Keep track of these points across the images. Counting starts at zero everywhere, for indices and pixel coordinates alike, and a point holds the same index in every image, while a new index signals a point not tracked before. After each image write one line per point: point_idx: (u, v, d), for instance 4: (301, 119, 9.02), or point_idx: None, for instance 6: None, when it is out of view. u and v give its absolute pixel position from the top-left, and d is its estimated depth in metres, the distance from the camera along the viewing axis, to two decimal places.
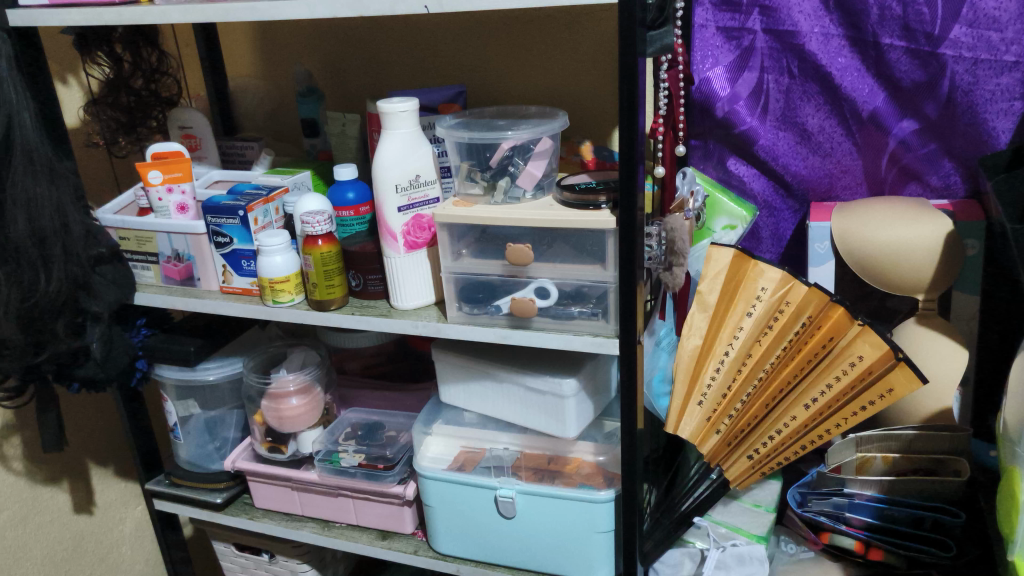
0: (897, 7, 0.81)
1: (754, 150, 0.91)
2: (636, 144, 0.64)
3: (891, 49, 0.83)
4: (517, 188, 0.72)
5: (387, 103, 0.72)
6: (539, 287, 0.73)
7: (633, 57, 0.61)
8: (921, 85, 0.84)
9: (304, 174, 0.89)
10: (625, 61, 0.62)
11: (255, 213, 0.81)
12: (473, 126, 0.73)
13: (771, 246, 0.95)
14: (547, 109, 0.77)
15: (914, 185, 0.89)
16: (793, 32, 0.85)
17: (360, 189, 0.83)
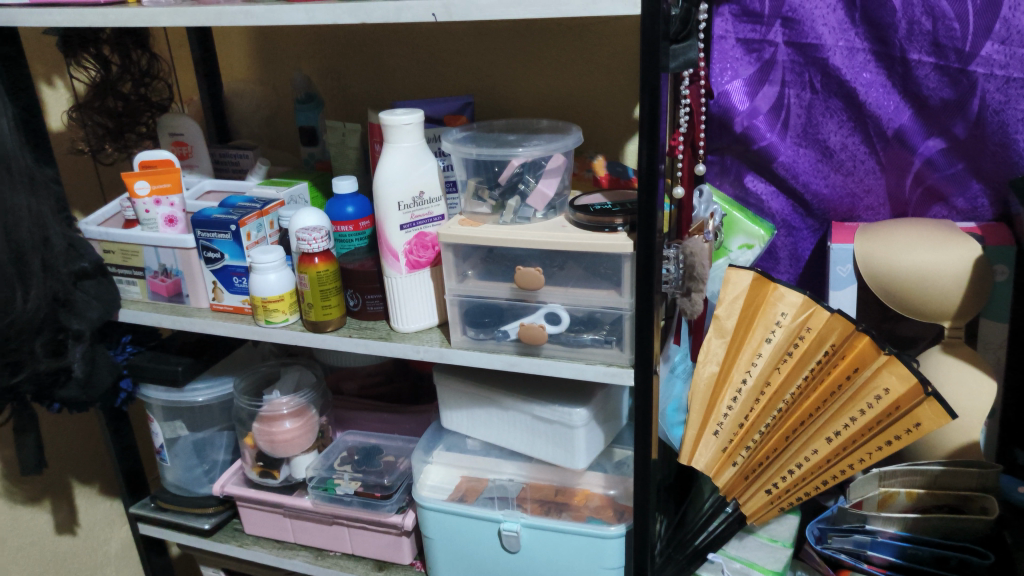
0: (927, 22, 0.77)
1: (773, 167, 0.87)
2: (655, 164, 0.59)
3: (919, 65, 0.79)
4: (527, 207, 0.68)
5: (390, 115, 0.67)
6: (549, 312, 0.68)
7: (656, 74, 0.57)
8: (950, 103, 0.80)
9: (302, 185, 0.84)
10: (645, 76, 0.58)
11: (248, 228, 0.77)
12: (482, 142, 0.69)
13: (789, 267, 0.92)
14: (559, 123, 0.73)
15: (940, 207, 0.85)
16: (817, 46, 0.82)
17: (360, 203, 0.79)
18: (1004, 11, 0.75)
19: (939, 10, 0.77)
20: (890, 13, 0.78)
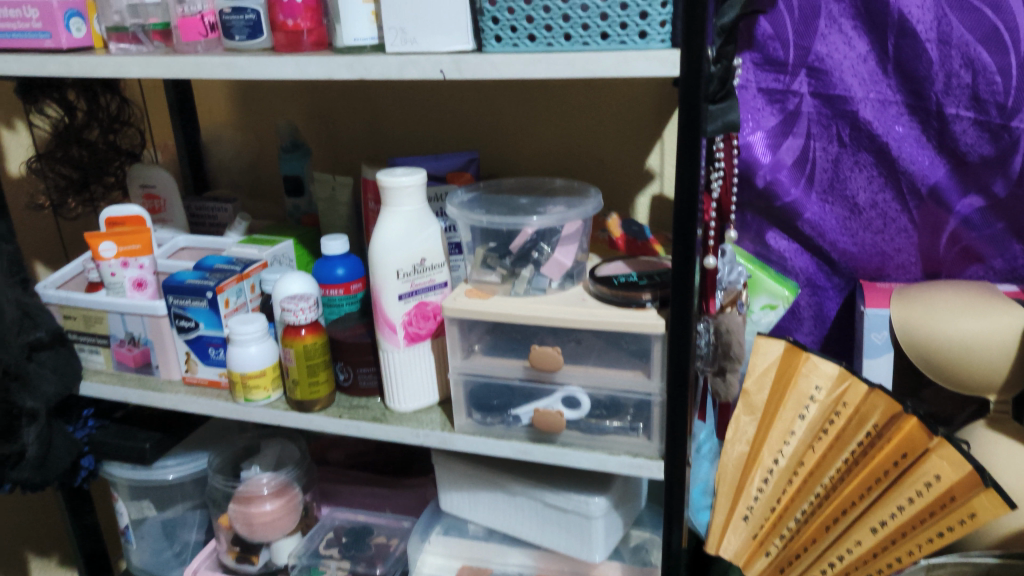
0: (966, 74, 0.72)
1: (798, 223, 0.81)
2: (694, 236, 0.52)
3: (957, 120, 0.74)
4: (542, 276, 0.60)
5: (388, 176, 0.61)
6: (567, 396, 0.61)
7: (698, 140, 0.50)
8: (990, 160, 0.74)
9: (286, 243, 0.77)
10: (682, 141, 0.50)
11: (226, 294, 0.69)
12: (489, 205, 0.62)
13: (814, 328, 0.85)
14: (575, 183, 0.66)
15: (977, 267, 0.79)
16: (845, 97, 0.76)
17: (351, 263, 0.72)
18: None
19: (979, 63, 0.71)
20: (925, 64, 0.73)
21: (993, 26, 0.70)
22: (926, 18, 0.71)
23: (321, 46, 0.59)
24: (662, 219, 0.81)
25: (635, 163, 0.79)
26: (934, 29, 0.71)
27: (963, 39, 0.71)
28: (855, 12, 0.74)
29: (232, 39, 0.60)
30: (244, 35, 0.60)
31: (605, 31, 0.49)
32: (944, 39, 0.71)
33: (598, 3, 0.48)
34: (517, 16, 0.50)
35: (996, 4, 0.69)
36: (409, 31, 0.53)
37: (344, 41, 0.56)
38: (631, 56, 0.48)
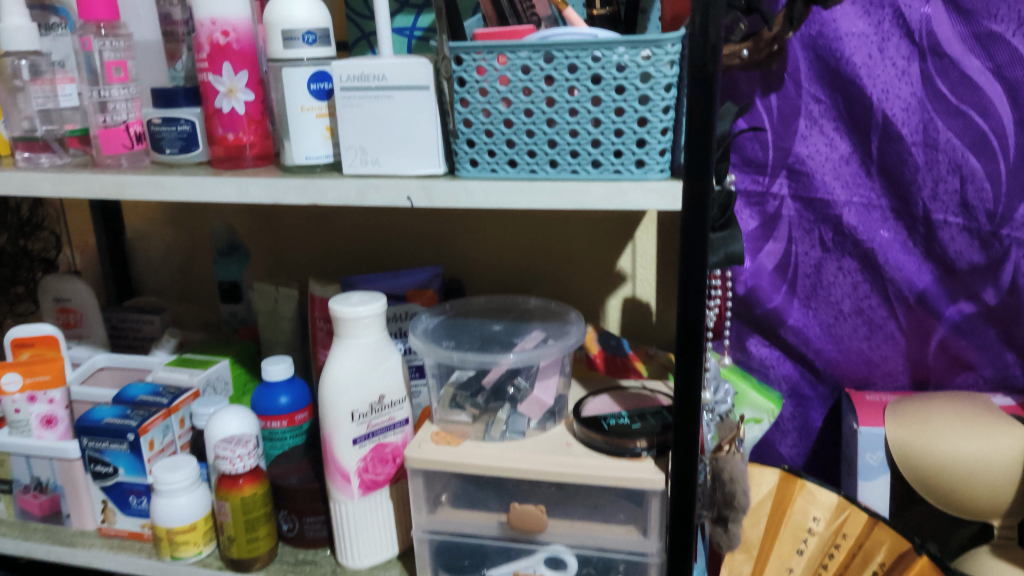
0: (953, 180, 0.69)
1: (780, 330, 0.76)
2: (696, 394, 0.46)
3: (944, 226, 0.70)
4: (520, 417, 0.53)
5: (344, 306, 0.52)
6: (550, 556, 0.53)
7: (703, 281, 0.43)
8: (979, 268, 0.71)
9: (223, 363, 0.69)
10: (682, 284, 0.44)
11: (151, 433, 0.60)
12: (455, 335, 0.54)
13: (800, 441, 0.79)
14: (550, 302, 0.59)
15: (968, 375, 0.74)
16: (828, 201, 0.72)
17: (296, 390, 0.64)
18: None
19: (967, 170, 0.68)
20: (911, 168, 0.69)
21: (981, 132, 0.67)
22: (911, 121, 0.68)
23: (265, 160, 0.53)
24: (637, 327, 0.75)
25: (605, 267, 0.74)
26: (920, 133, 0.68)
27: (951, 145, 0.68)
28: (836, 113, 0.70)
29: (162, 152, 0.53)
30: (176, 148, 0.52)
31: (597, 159, 0.44)
32: (931, 144, 0.68)
33: (590, 128, 0.43)
34: (496, 139, 0.45)
35: (983, 108, 0.67)
36: (370, 151, 0.47)
37: (293, 159, 0.49)
38: (627, 187, 0.43)
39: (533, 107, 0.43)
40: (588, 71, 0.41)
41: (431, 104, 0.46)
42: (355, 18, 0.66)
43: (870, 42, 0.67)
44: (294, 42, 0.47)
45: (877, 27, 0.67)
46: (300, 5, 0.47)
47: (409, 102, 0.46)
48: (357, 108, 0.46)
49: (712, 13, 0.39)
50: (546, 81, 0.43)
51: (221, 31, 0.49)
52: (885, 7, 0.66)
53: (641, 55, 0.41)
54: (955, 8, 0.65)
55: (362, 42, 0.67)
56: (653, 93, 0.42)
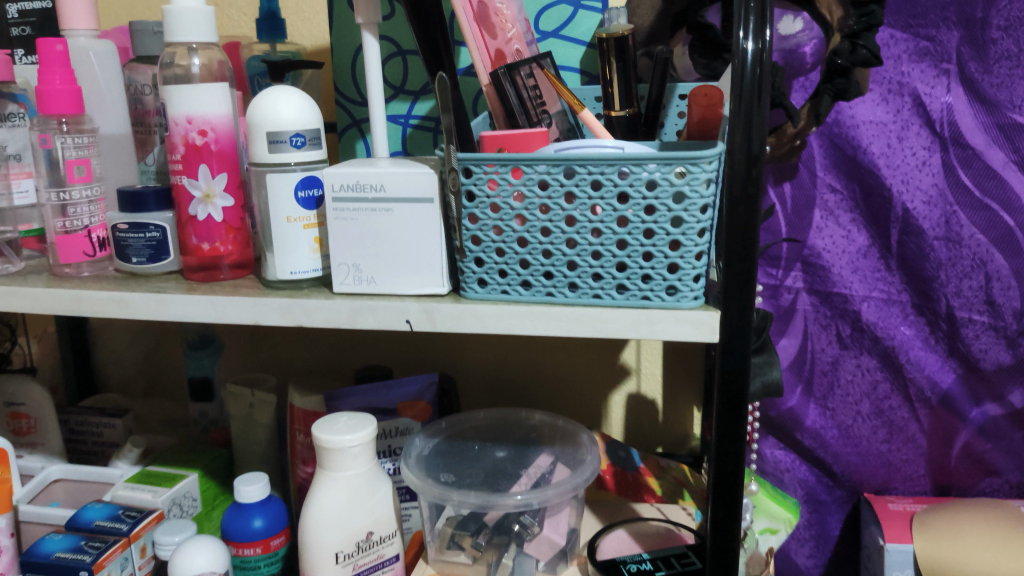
0: (978, 277, 0.64)
1: (796, 432, 0.70)
2: (733, 544, 0.39)
3: (969, 324, 0.65)
4: (527, 560, 0.47)
5: (328, 435, 0.46)
6: None
7: (745, 423, 0.38)
8: (1006, 368, 0.65)
9: (190, 478, 0.62)
10: (716, 430, 0.38)
11: (108, 569, 0.52)
12: (452, 464, 0.49)
13: (819, 550, 0.73)
14: (558, 419, 0.53)
15: (992, 480, 0.69)
16: (845, 296, 0.66)
17: (272, 512, 0.57)
18: None
19: (991, 267, 0.63)
20: (934, 264, 0.64)
21: (1008, 227, 0.62)
22: (933, 215, 0.63)
23: (244, 269, 0.47)
24: (643, 429, 0.68)
25: (611, 360, 0.66)
26: (942, 228, 0.63)
27: (975, 240, 0.63)
28: (853, 203, 0.64)
29: (128, 260, 0.48)
30: (144, 257, 0.47)
31: (623, 283, 0.39)
32: (954, 239, 0.63)
33: (614, 250, 0.38)
34: (508, 258, 0.40)
35: (1008, 202, 0.62)
36: (365, 268, 0.42)
37: (276, 274, 0.44)
38: (657, 316, 0.38)
39: (549, 225, 0.38)
40: (614, 189, 0.37)
41: (435, 217, 0.41)
42: (347, 104, 0.60)
43: (889, 132, 0.62)
44: (280, 145, 0.42)
45: (897, 116, 0.61)
46: (288, 103, 0.42)
47: (411, 216, 0.41)
48: (350, 221, 0.41)
49: (754, 126, 0.35)
50: (565, 198, 0.38)
51: (198, 130, 0.44)
52: (905, 96, 0.61)
53: (673, 172, 0.36)
54: (977, 98, 0.60)
55: (353, 129, 0.60)
56: (686, 214, 0.37)
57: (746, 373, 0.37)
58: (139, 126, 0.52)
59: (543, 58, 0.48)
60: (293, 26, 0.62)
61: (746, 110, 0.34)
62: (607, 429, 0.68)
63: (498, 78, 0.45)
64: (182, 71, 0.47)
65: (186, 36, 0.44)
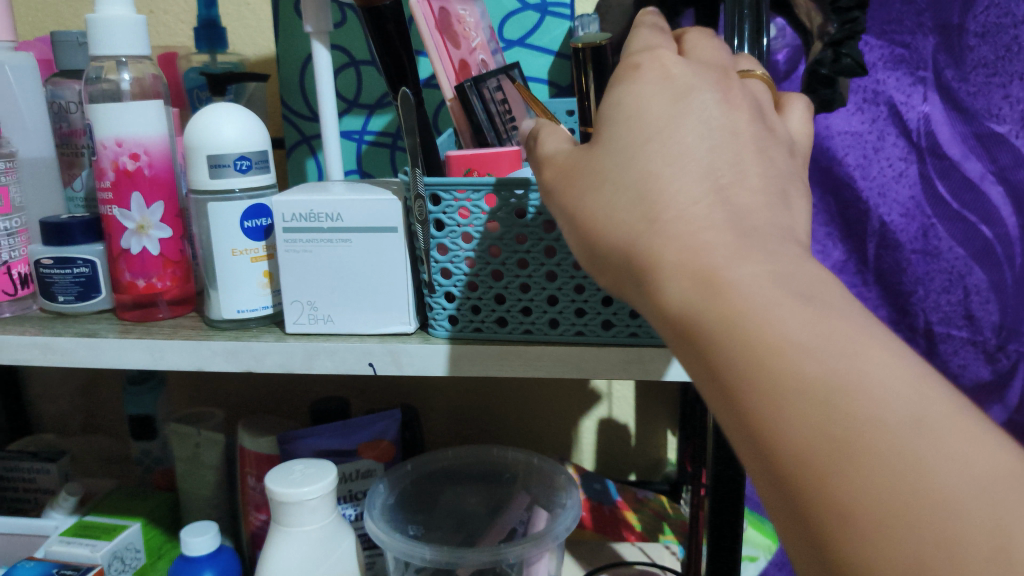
0: (954, 291, 0.55)
1: None
2: None
3: (946, 339, 0.57)
4: None
5: (285, 489, 0.42)
6: None
7: None
8: (984, 385, 0.57)
9: (134, 527, 0.56)
10: None
11: None
12: (420, 513, 0.45)
13: None
14: (538, 459, 0.49)
15: None
16: None
17: (224, 563, 0.52)
18: None
19: (970, 281, 0.55)
20: (910, 276, 0.56)
21: (985, 240, 0.54)
22: (910, 228, 0.55)
23: (184, 305, 0.43)
24: (613, 455, 0.64)
25: (580, 384, 0.63)
26: (919, 241, 0.55)
27: (954, 254, 0.55)
28: (827, 217, 0.56)
29: (53, 299, 0.43)
30: (72, 296, 0.42)
31: (608, 319, 0.35)
32: (931, 253, 0.55)
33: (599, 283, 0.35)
34: (481, 292, 0.36)
35: (986, 212, 0.54)
36: (321, 306, 0.38)
37: (221, 313, 0.40)
38: (646, 354, 0.35)
39: (527, 257, 0.35)
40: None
41: (401, 248, 0.37)
42: (295, 119, 0.55)
43: (864, 142, 0.54)
44: (222, 169, 0.38)
45: (872, 125, 0.54)
46: (231, 122, 0.37)
47: (372, 247, 0.37)
48: (304, 253, 0.37)
49: None
50: (544, 227, 0.34)
51: (130, 154, 0.40)
52: (880, 104, 0.53)
53: None
54: (953, 106, 0.52)
55: (302, 145, 0.56)
56: None
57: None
58: (66, 147, 0.47)
59: (511, 69, 0.44)
60: (234, 34, 0.57)
61: None
62: (577, 459, 0.65)
63: (463, 92, 0.41)
64: (111, 86, 0.42)
65: (115, 48, 0.40)
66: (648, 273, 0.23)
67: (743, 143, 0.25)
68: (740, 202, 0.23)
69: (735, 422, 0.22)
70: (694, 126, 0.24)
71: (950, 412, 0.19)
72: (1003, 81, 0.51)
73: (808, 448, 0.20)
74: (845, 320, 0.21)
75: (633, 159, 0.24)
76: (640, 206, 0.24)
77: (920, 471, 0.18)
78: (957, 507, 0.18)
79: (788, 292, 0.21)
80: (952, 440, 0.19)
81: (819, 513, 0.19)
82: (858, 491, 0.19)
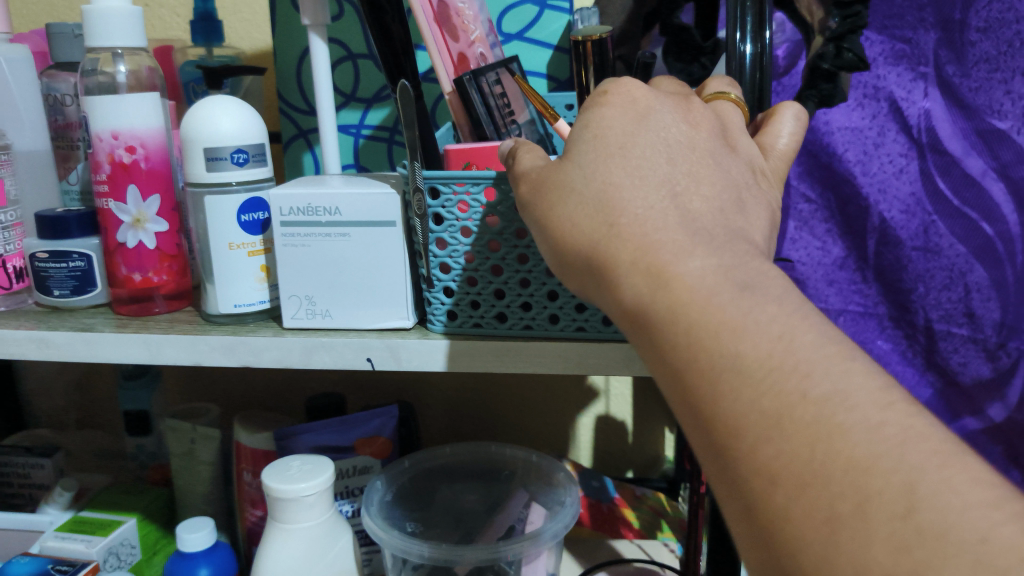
0: (955, 289, 0.55)
1: None
2: None
3: (947, 337, 0.56)
4: None
5: (282, 486, 0.42)
6: None
7: None
8: (985, 383, 0.57)
9: (130, 522, 0.55)
10: None
11: None
12: (418, 510, 0.45)
13: None
14: (540, 458, 0.49)
15: None
16: (814, 298, 0.59)
17: (220, 559, 0.51)
18: None
19: (971, 279, 0.55)
20: (911, 274, 0.56)
21: (986, 237, 0.54)
22: (910, 225, 0.55)
23: (180, 300, 0.43)
24: (609, 452, 0.64)
25: (577, 380, 0.63)
26: (920, 238, 0.55)
27: (954, 251, 0.54)
28: (828, 213, 0.57)
29: (48, 293, 0.42)
30: (68, 289, 0.42)
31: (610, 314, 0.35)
32: (932, 250, 0.55)
33: None
34: (480, 288, 0.36)
35: (987, 210, 0.53)
36: (319, 301, 0.38)
37: (218, 308, 0.39)
38: None
39: (527, 252, 0.35)
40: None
41: (399, 243, 0.36)
42: (293, 113, 0.55)
43: (865, 138, 0.54)
44: (219, 162, 0.37)
45: (873, 121, 0.54)
46: (228, 115, 0.37)
47: (370, 241, 0.36)
48: (302, 247, 0.37)
49: None
50: None
51: (126, 147, 0.39)
52: (881, 100, 0.53)
53: None
54: (954, 102, 0.52)
55: (299, 139, 0.56)
56: None
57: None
58: (60, 140, 0.47)
59: (510, 62, 0.44)
60: (230, 28, 0.57)
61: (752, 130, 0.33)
62: (573, 455, 0.65)
63: (463, 86, 0.41)
64: (106, 79, 0.42)
65: (111, 39, 0.39)
66: (606, 271, 0.24)
67: (699, 159, 0.27)
68: (697, 210, 0.25)
69: (687, 412, 0.22)
70: (653, 143, 0.26)
71: (878, 395, 0.20)
72: (1005, 77, 0.50)
73: (752, 427, 0.20)
74: (802, 322, 0.22)
75: (594, 172, 0.26)
76: (601, 210, 0.25)
77: (849, 441, 0.19)
78: (909, 477, 0.18)
79: (731, 283, 0.22)
80: (879, 415, 0.20)
81: (775, 498, 0.20)
82: (795, 461, 0.20)
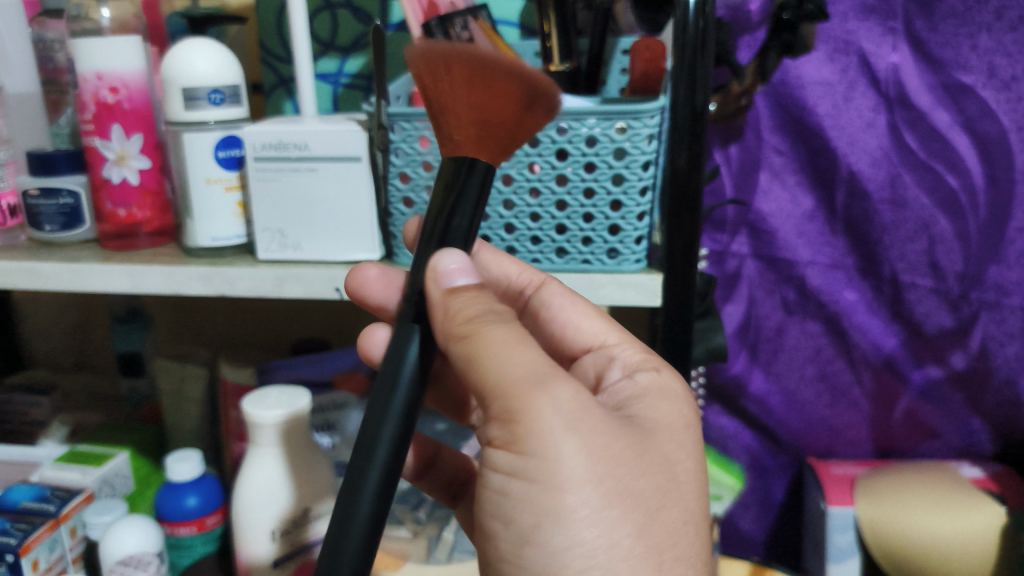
0: (920, 241, 0.55)
1: (741, 400, 0.63)
2: None
3: (912, 288, 0.57)
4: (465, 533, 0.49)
5: (256, 409, 0.45)
6: None
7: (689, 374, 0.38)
8: (949, 333, 0.57)
9: (122, 455, 0.58)
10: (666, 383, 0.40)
11: (35, 552, 0.48)
12: None
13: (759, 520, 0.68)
14: None
15: (933, 443, 0.60)
16: (790, 259, 0.58)
17: (207, 490, 0.54)
18: (1012, 231, 0.54)
19: (936, 230, 0.55)
20: (880, 224, 0.56)
21: (951, 189, 0.54)
22: (878, 177, 0.55)
23: (163, 237, 0.45)
24: None
25: None
26: (887, 190, 0.55)
27: (920, 204, 0.55)
28: (799, 166, 0.56)
29: (39, 228, 0.45)
30: (57, 225, 0.44)
31: (563, 246, 0.40)
32: (899, 202, 0.55)
33: (553, 212, 0.39)
34: None
35: (953, 163, 0.54)
36: (290, 233, 0.40)
37: (197, 241, 0.41)
38: (598, 279, 0.39)
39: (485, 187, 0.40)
40: (553, 171, 0.38)
41: (365, 178, 0.39)
42: (273, 62, 0.57)
43: (834, 92, 0.54)
44: (197, 102, 0.39)
45: (843, 76, 0.53)
46: (204, 58, 0.39)
47: (337, 176, 0.39)
48: (274, 182, 0.39)
49: (699, 80, 0.33)
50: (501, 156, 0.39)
51: (110, 87, 0.41)
52: (851, 54, 0.53)
53: (614, 126, 0.37)
54: (923, 58, 0.52)
55: (279, 88, 0.58)
56: (628, 171, 0.37)
57: (690, 341, 0.38)
58: (50, 86, 0.49)
59: (479, 9, 0.45)
60: None
61: (690, 62, 0.33)
62: None
63: (430, 30, 0.44)
64: (92, 24, 0.44)
65: None
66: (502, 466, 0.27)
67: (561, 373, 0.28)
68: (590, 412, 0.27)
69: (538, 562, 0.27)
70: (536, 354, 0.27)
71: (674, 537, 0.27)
72: (971, 32, 0.51)
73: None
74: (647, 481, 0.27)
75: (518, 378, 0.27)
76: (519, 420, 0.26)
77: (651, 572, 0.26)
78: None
79: None
80: None
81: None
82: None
